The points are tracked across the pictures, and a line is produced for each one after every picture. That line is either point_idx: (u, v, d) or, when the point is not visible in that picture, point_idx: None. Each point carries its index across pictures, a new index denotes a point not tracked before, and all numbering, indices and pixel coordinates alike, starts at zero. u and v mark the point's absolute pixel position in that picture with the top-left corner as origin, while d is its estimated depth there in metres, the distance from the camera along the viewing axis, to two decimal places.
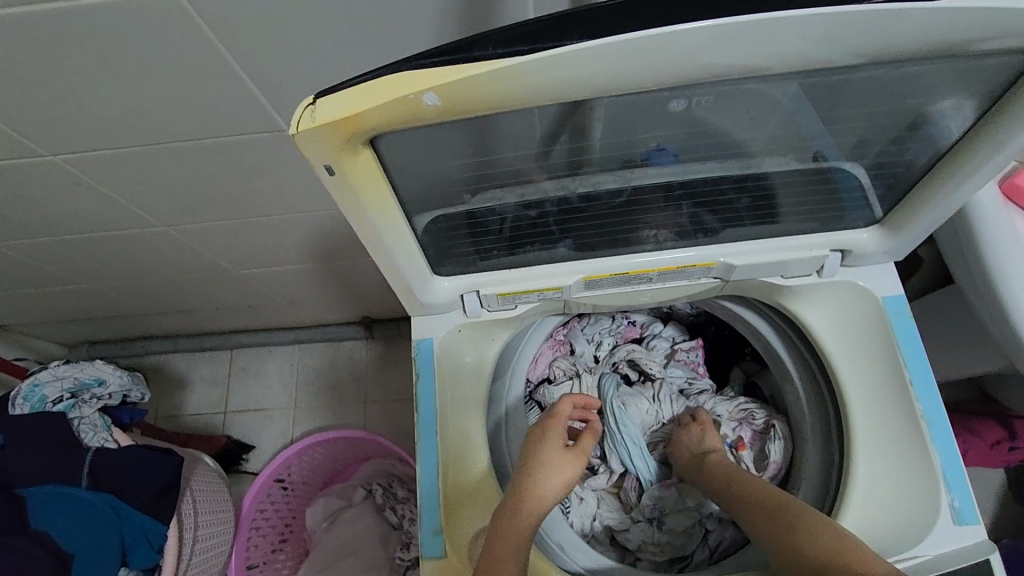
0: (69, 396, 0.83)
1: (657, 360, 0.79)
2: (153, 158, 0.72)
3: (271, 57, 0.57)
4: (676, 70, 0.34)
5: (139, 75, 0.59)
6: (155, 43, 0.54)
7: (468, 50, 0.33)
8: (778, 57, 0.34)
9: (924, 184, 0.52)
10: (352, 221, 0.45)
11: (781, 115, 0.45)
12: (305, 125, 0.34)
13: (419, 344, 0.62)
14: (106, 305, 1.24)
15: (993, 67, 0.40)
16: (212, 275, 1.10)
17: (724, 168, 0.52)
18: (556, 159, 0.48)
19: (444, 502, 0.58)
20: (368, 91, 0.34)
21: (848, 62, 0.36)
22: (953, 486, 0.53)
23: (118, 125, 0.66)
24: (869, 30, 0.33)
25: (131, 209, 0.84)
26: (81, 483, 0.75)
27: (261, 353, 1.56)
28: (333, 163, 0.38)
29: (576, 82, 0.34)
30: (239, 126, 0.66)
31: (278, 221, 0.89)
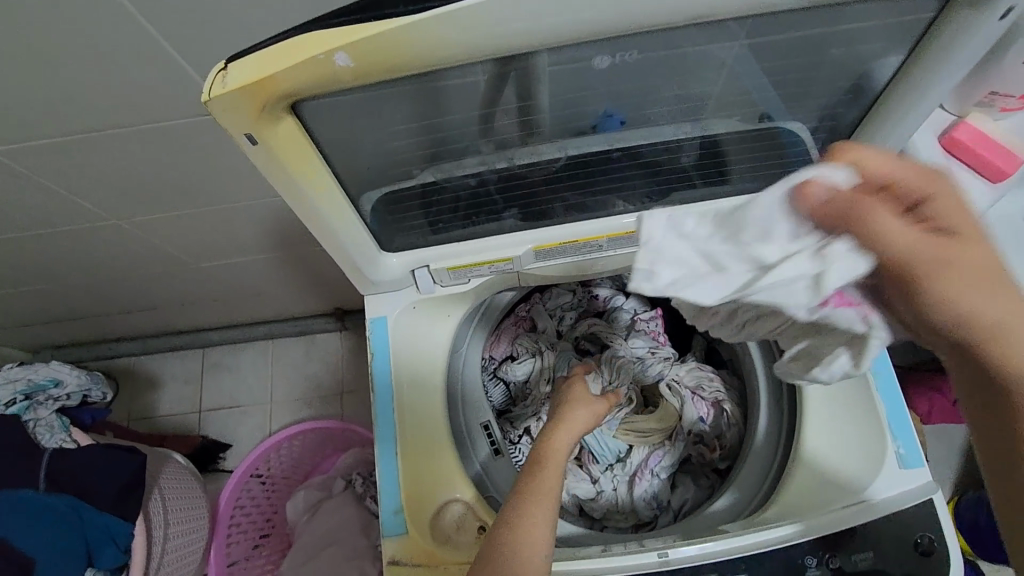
0: (24, 398, 0.81)
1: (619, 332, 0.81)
2: (93, 147, 0.70)
3: (204, 33, 0.55)
4: (598, 22, 0.34)
5: (64, 57, 0.56)
6: (77, 22, 0.52)
7: (379, 7, 0.32)
8: (701, 4, 0.34)
9: (860, 137, 0.52)
10: (285, 196, 0.44)
11: (719, 71, 0.45)
12: (217, 92, 0.33)
13: (373, 323, 0.62)
14: (65, 306, 1.20)
15: (918, 15, 0.40)
16: (172, 269, 1.08)
17: (667, 127, 0.52)
18: (496, 125, 0.47)
19: (404, 479, 0.58)
20: (278, 54, 0.33)
21: (771, 10, 0.36)
22: (897, 434, 0.54)
23: (50, 112, 0.63)
24: None
25: (76, 202, 0.81)
26: (38, 486, 0.73)
27: (233, 349, 1.54)
28: (254, 132, 0.37)
29: (494, 37, 0.34)
30: (178, 109, 0.65)
31: (234, 209, 0.87)
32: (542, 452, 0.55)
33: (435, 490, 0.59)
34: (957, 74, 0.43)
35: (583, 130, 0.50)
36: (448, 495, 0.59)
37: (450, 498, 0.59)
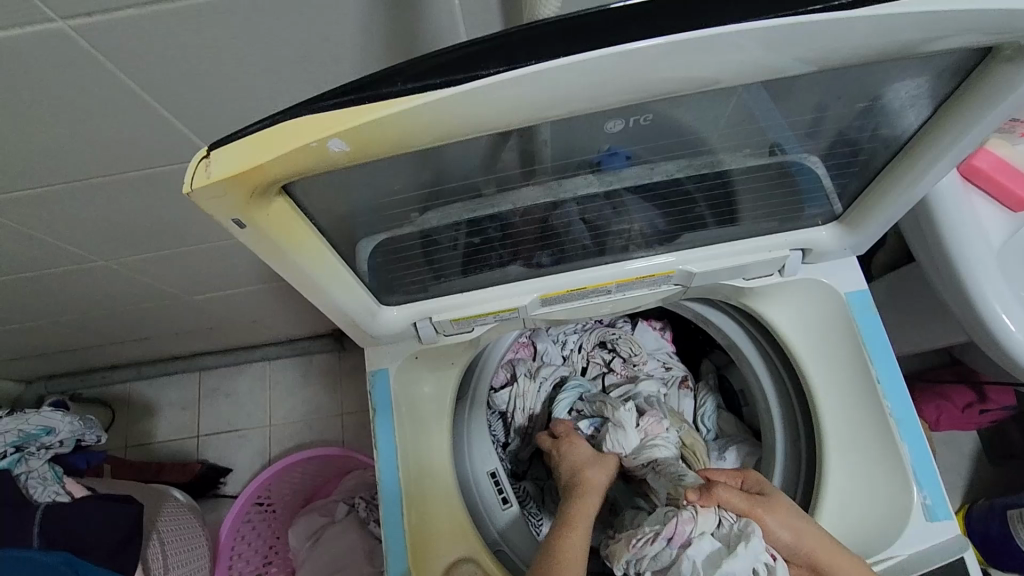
0: (14, 450, 0.77)
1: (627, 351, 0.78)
2: (78, 196, 0.67)
3: (185, 85, 0.52)
4: (612, 92, 0.31)
5: (40, 113, 0.54)
6: (51, 80, 0.50)
7: (375, 88, 0.30)
8: (720, 68, 0.31)
9: (883, 178, 0.49)
10: (278, 268, 0.42)
11: (734, 117, 0.43)
12: (199, 181, 0.31)
13: (374, 376, 0.59)
14: (57, 340, 1.18)
15: (948, 58, 0.37)
16: (164, 302, 1.05)
17: (678, 171, 0.49)
18: (498, 180, 0.44)
19: (411, 540, 0.56)
20: (265, 141, 0.30)
21: (792, 70, 0.33)
22: (923, 484, 0.52)
23: (29, 165, 0.61)
24: (815, 33, 0.30)
25: (62, 246, 0.78)
26: (32, 544, 0.70)
27: (230, 373, 1.51)
28: (242, 216, 0.34)
29: (502, 111, 0.31)
30: (165, 156, 0.62)
31: (226, 245, 0.85)
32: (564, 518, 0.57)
33: (442, 549, 0.56)
34: (990, 122, 0.41)
35: (584, 167, 0.46)
36: (458, 553, 0.57)
37: (461, 558, 0.56)
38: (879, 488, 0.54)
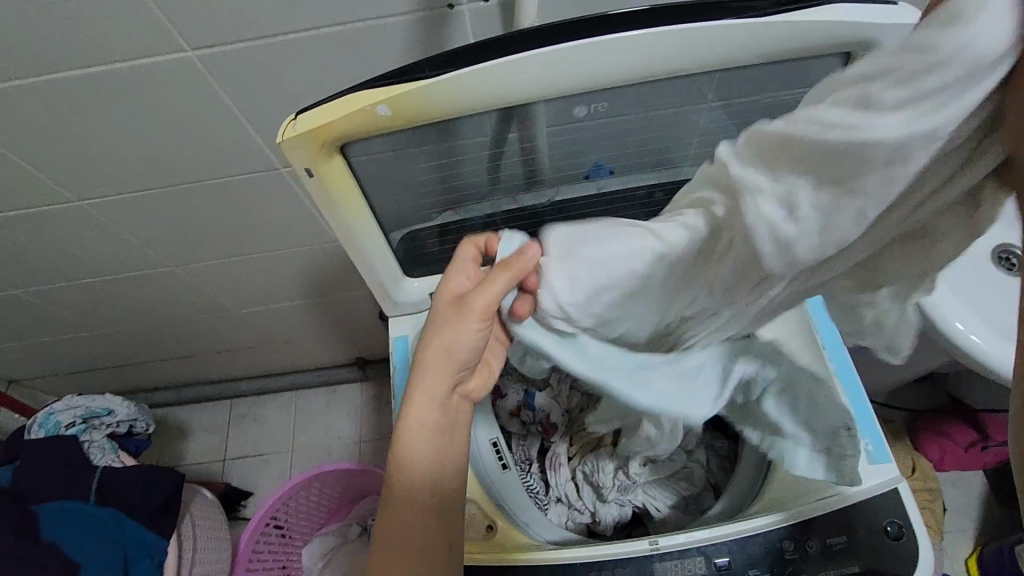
0: (81, 421, 0.89)
1: None
2: (168, 200, 0.83)
3: (267, 104, 0.69)
4: (572, 80, 0.45)
5: (155, 124, 0.70)
6: (169, 97, 0.66)
7: (412, 73, 0.44)
8: (650, 64, 0.45)
9: None
10: (331, 223, 0.55)
11: (695, 129, 0.56)
12: (289, 133, 0.45)
13: (395, 341, 0.71)
14: (114, 352, 1.31)
15: (826, 68, 0.49)
16: (215, 314, 1.19)
17: (651, 176, 0.62)
18: (503, 170, 0.58)
19: None
20: (335, 107, 0.45)
21: (705, 69, 0.46)
22: (865, 432, 0.60)
23: (137, 170, 0.77)
24: (714, 37, 0.43)
25: (143, 248, 0.94)
26: (88, 499, 0.80)
27: (260, 399, 1.62)
28: (312, 166, 0.48)
29: (497, 89, 0.45)
30: (241, 165, 0.78)
31: (275, 255, 0.99)
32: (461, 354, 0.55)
33: None
34: None
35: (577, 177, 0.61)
36: None
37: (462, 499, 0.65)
38: None
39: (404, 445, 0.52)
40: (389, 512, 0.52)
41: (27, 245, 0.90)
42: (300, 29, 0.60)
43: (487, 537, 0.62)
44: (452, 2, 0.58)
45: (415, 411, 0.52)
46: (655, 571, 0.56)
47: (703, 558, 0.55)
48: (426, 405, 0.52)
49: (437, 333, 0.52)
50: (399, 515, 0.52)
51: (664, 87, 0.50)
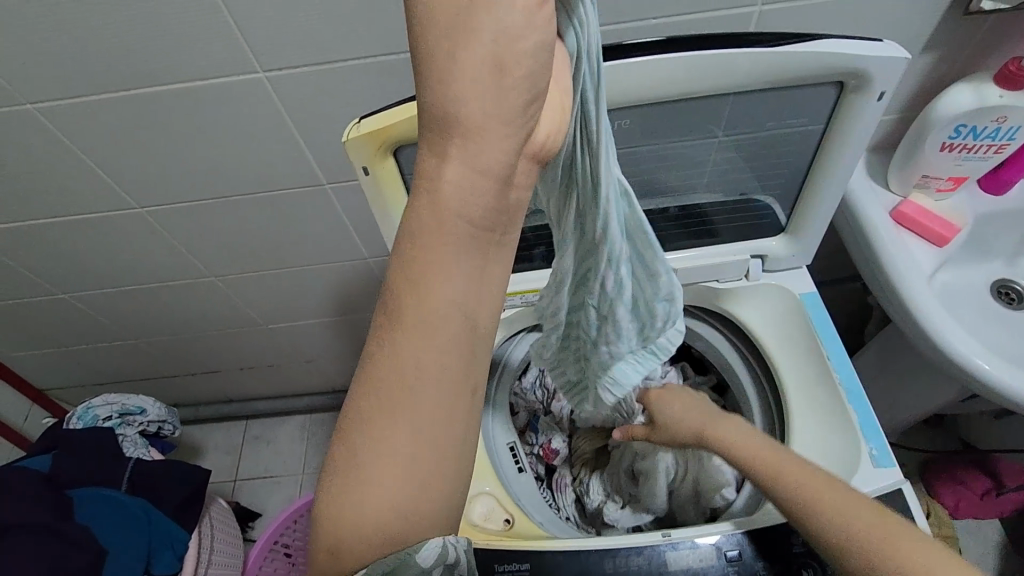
0: (117, 416, 0.94)
1: None
2: (219, 211, 0.91)
3: (321, 123, 0.76)
4: None
5: (219, 140, 0.78)
6: (236, 114, 0.75)
7: None
8: (664, 89, 0.52)
9: (803, 201, 0.67)
10: (378, 220, 0.61)
11: (704, 154, 0.63)
12: (353, 133, 0.52)
13: None
14: (143, 364, 1.36)
15: (821, 96, 0.56)
16: (243, 329, 1.24)
17: (666, 199, 0.68)
18: None
19: None
20: (393, 113, 0.52)
21: (716, 92, 0.53)
22: (869, 438, 0.63)
23: (195, 180, 0.85)
24: (722, 65, 0.50)
25: (190, 258, 1.01)
26: (120, 487, 0.84)
27: (274, 422, 1.64)
28: (369, 165, 0.55)
29: None
30: (288, 180, 0.86)
31: (309, 270, 1.06)
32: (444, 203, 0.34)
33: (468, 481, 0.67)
34: (853, 146, 0.59)
35: None
36: (479, 486, 0.68)
37: (483, 491, 0.67)
38: (837, 444, 0.64)
39: (433, 237, 0.34)
40: (393, 340, 0.35)
41: (86, 249, 0.98)
42: (358, 57, 0.68)
43: (506, 529, 0.65)
44: None
45: (453, 189, 0.34)
46: (667, 561, 0.58)
47: (715, 549, 0.58)
48: (461, 195, 0.34)
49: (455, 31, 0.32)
50: (413, 336, 0.34)
51: (680, 111, 0.56)
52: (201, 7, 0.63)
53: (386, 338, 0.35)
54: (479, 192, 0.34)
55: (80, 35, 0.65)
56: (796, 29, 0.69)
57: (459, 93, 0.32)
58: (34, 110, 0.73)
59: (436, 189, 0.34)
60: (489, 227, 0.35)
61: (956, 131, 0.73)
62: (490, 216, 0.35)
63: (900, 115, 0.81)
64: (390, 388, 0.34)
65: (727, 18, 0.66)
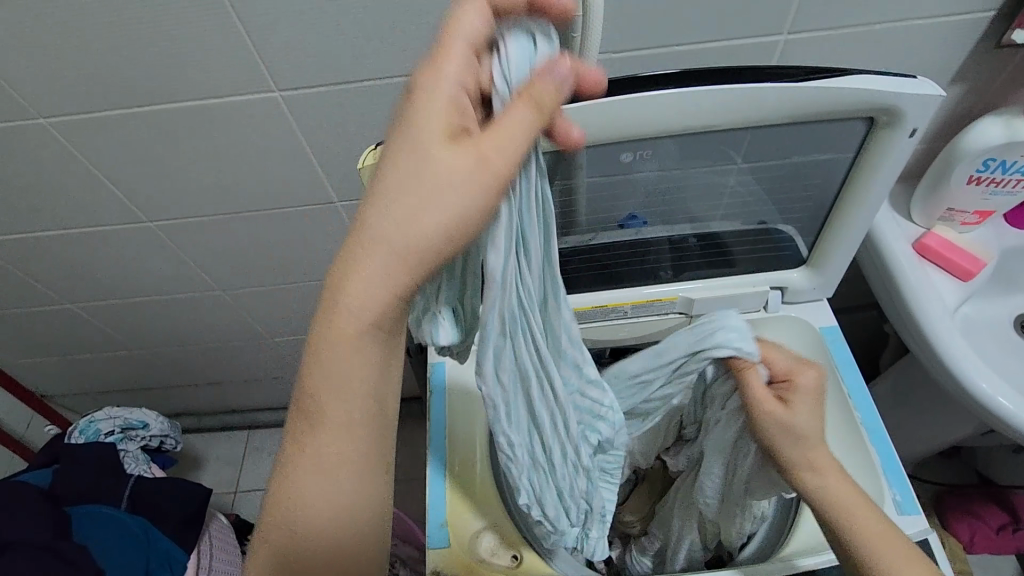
0: (119, 431, 0.93)
1: None
2: (229, 225, 0.90)
3: (334, 142, 0.75)
4: (618, 131, 0.50)
5: (232, 156, 0.77)
6: (249, 131, 0.74)
7: None
8: (688, 121, 0.50)
9: (828, 231, 0.65)
10: None
11: (727, 185, 0.61)
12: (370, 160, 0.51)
13: (433, 365, 0.74)
14: (146, 374, 1.35)
15: (848, 130, 0.54)
16: (249, 342, 1.23)
17: (684, 228, 0.67)
18: None
19: (450, 501, 0.66)
20: None
21: (741, 125, 0.51)
22: (893, 482, 0.60)
23: (206, 196, 0.84)
24: (748, 100, 0.49)
25: (198, 271, 1.00)
26: (120, 504, 0.82)
27: (276, 434, 1.62)
28: None
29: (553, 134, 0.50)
30: (299, 198, 0.85)
31: (318, 285, 1.05)
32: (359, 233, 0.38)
33: (477, 514, 0.65)
34: (882, 178, 0.57)
35: (612, 225, 0.65)
36: (487, 519, 0.65)
37: (492, 524, 0.65)
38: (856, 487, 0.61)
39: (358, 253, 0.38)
40: (323, 355, 0.40)
41: (94, 261, 0.97)
42: (375, 79, 0.68)
43: (514, 566, 0.63)
44: None
45: (363, 276, 0.38)
46: None
47: None
48: (378, 266, 0.38)
49: (394, 154, 0.38)
50: (338, 354, 0.39)
51: (705, 143, 0.55)
52: (217, 26, 0.62)
53: (318, 343, 0.40)
54: (399, 271, 0.38)
55: (94, 51, 0.64)
56: (821, 59, 0.68)
57: (392, 179, 0.38)
58: (46, 124, 0.72)
59: (361, 243, 0.38)
60: (393, 323, 0.40)
61: (984, 164, 0.71)
62: (395, 312, 0.39)
63: (924, 146, 0.80)
64: (323, 428, 0.41)
65: (751, 46, 0.65)
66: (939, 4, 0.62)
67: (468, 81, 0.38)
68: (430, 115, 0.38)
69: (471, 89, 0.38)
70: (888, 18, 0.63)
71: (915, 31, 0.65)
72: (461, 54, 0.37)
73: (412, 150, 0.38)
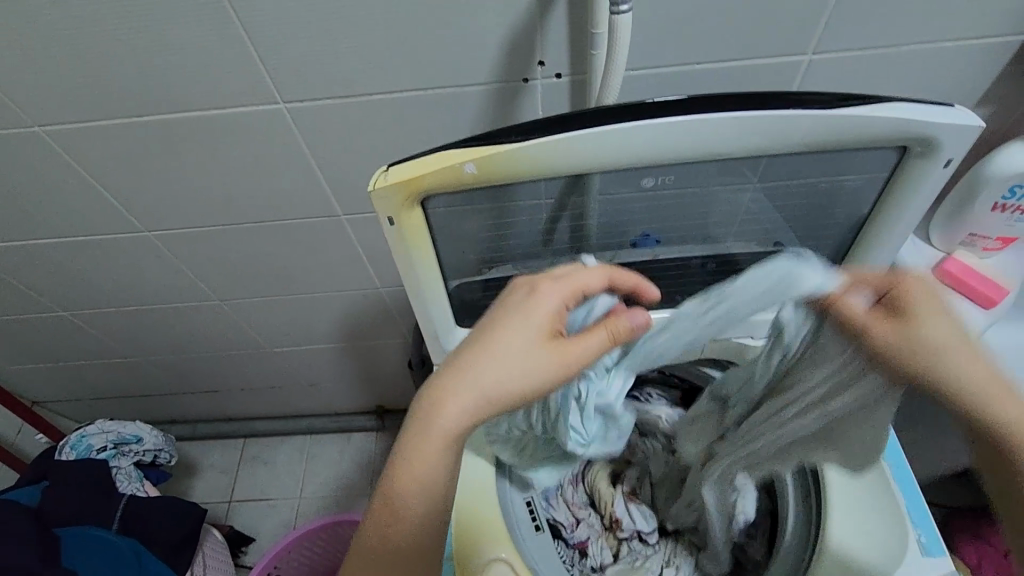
0: (112, 447, 0.90)
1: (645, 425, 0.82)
2: (229, 236, 0.87)
3: (339, 155, 0.73)
4: (641, 156, 0.48)
5: (234, 167, 0.75)
6: (251, 143, 0.71)
7: (499, 138, 0.48)
8: (714, 147, 0.48)
9: (851, 257, 0.63)
10: (400, 267, 0.58)
11: (748, 209, 0.59)
12: (380, 182, 0.49)
13: None
14: (141, 381, 1.32)
15: (878, 159, 0.52)
16: (247, 351, 1.20)
17: (701, 250, 0.64)
18: (561, 235, 0.61)
19: (456, 531, 0.65)
20: (424, 164, 0.48)
21: (768, 152, 0.49)
22: (918, 524, 0.58)
23: (206, 207, 0.82)
24: (777, 127, 0.47)
25: (195, 281, 0.97)
26: (110, 526, 0.80)
27: (273, 442, 1.59)
28: (394, 214, 0.52)
29: (573, 159, 0.48)
30: (303, 210, 0.82)
31: (319, 296, 1.02)
32: (446, 383, 0.49)
33: (483, 545, 0.64)
34: (912, 206, 0.55)
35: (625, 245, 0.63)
36: (493, 552, 0.63)
37: (498, 556, 0.63)
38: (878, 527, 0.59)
39: (444, 404, 0.49)
40: (405, 462, 0.49)
41: (88, 268, 0.94)
42: (383, 92, 0.65)
43: None
44: (527, 77, 0.64)
45: (448, 416, 0.49)
46: None
47: None
48: (468, 403, 0.49)
49: (503, 331, 0.50)
50: (416, 462, 0.49)
51: (729, 169, 0.53)
52: (221, 37, 0.60)
53: (401, 461, 0.49)
54: (485, 407, 0.49)
55: (93, 60, 0.62)
56: (845, 79, 0.65)
57: (496, 351, 0.50)
58: (40, 132, 0.70)
59: (461, 382, 0.49)
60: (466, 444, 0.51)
61: (1012, 191, 0.70)
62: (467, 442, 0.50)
63: None
64: (396, 513, 0.49)
65: (774, 66, 0.63)
66: (969, 26, 0.60)
67: (569, 301, 0.52)
68: (538, 313, 0.51)
69: (564, 309, 0.52)
70: (915, 40, 0.61)
71: (942, 54, 0.63)
72: (569, 288, 0.52)
73: (515, 334, 0.50)
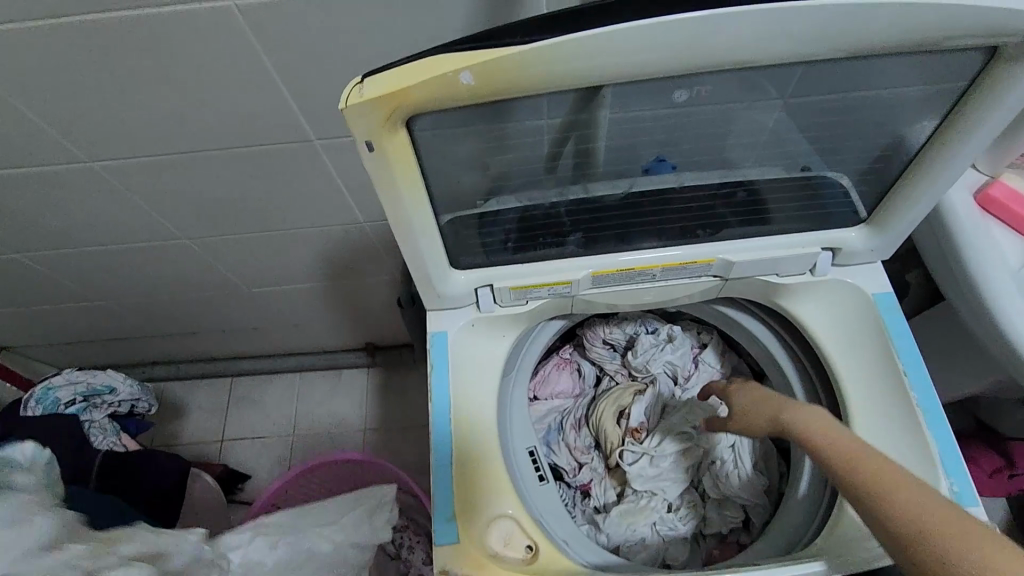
0: (81, 399, 0.85)
1: (644, 363, 0.85)
2: (187, 166, 0.77)
3: (305, 67, 0.62)
4: (679, 59, 0.39)
5: (181, 83, 0.64)
6: (199, 54, 0.60)
7: (500, 39, 0.38)
8: (766, 51, 0.39)
9: (905, 180, 0.55)
10: (384, 201, 0.49)
11: (788, 126, 0.51)
12: (353, 98, 0.39)
13: (432, 337, 0.65)
14: (113, 323, 1.24)
15: (956, 63, 0.44)
16: (223, 291, 1.12)
17: (721, 175, 0.56)
18: (561, 167, 0.53)
19: (457, 485, 0.60)
20: (408, 73, 0.38)
21: (825, 58, 0.40)
22: (951, 473, 0.56)
23: (156, 133, 0.71)
24: (845, 23, 0.38)
25: (156, 217, 0.87)
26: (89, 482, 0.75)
27: (261, 380, 1.54)
28: (373, 138, 0.42)
29: (592, 65, 0.39)
30: (269, 134, 0.72)
31: (296, 231, 0.93)
32: None
33: (487, 501, 0.60)
34: (988, 128, 0.48)
35: (637, 172, 0.55)
36: (499, 507, 0.60)
37: (504, 513, 0.60)
38: (902, 473, 0.57)
39: None
40: None
41: (31, 205, 0.83)
42: None
43: (529, 559, 0.58)
44: None
45: None
46: None
47: None
48: None
49: None
50: None
51: (774, 77, 0.44)
52: None
53: None
54: None
55: None
56: None
57: None
58: None
59: None
60: None
61: None
62: None
63: None
64: None
65: None
66: None
67: None
68: None
69: None
70: None
71: None
72: None
73: None
